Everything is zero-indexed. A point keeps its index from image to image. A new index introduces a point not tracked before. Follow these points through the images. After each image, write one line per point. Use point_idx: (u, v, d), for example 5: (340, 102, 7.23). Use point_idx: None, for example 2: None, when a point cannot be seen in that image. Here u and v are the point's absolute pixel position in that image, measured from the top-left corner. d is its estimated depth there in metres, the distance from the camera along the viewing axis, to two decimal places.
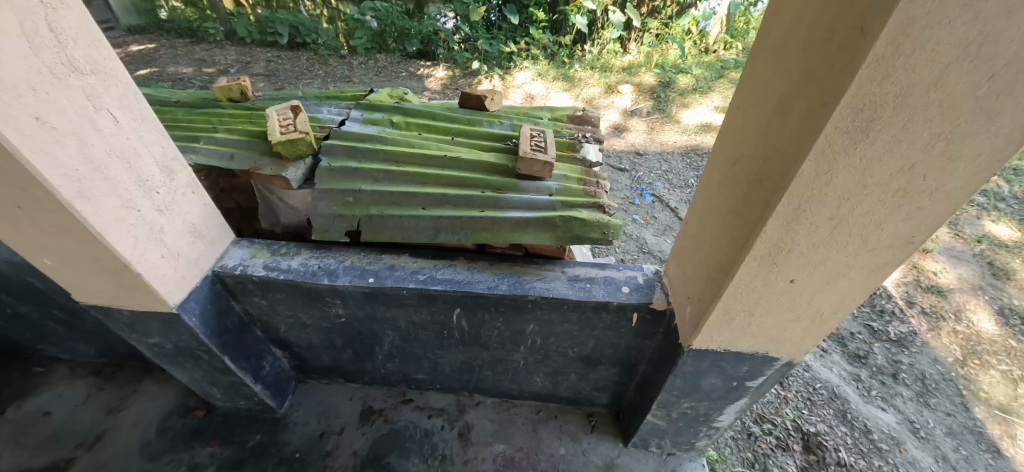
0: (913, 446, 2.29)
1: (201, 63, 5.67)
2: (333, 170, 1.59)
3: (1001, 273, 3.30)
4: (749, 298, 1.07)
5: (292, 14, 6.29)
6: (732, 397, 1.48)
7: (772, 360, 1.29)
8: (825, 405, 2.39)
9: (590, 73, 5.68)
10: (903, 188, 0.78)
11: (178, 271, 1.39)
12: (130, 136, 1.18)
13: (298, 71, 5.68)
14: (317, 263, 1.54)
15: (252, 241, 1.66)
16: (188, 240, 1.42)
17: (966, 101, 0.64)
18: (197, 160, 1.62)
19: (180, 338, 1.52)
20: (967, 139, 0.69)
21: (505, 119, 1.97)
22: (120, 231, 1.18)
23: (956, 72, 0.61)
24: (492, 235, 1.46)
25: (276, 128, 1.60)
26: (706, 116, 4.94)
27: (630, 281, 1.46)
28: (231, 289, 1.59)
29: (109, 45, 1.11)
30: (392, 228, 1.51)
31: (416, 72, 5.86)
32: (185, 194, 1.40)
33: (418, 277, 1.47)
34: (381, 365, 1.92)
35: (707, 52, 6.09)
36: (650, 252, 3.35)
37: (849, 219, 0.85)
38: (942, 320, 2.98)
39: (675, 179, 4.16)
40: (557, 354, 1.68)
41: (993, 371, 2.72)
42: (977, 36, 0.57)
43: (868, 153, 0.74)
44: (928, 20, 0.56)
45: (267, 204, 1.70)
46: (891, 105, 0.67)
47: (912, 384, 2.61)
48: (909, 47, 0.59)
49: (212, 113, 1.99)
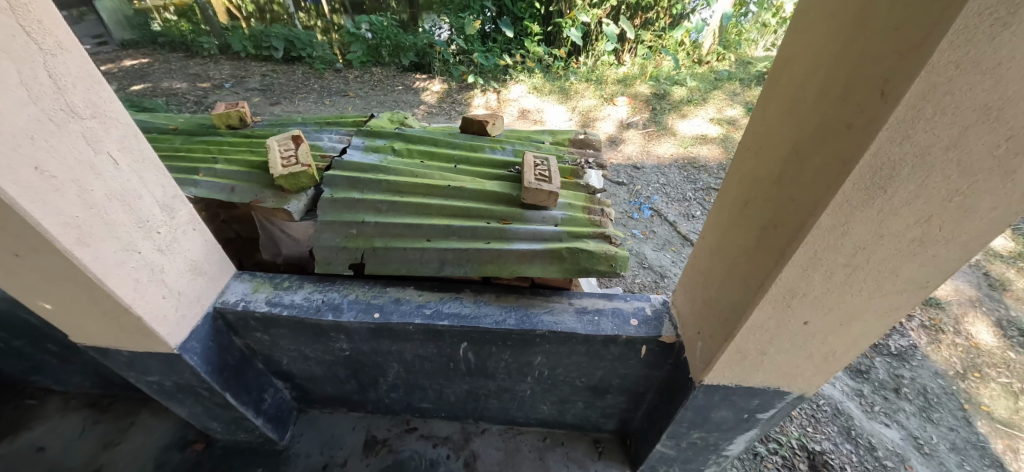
0: (918, 463, 2.28)
1: (196, 77, 5.62)
2: (336, 202, 1.57)
3: (997, 283, 3.35)
4: (763, 337, 1.09)
5: (287, 28, 6.29)
6: (743, 428, 1.47)
7: (783, 393, 1.30)
8: (829, 423, 2.38)
9: (585, 86, 5.72)
10: (918, 238, 0.82)
11: (179, 311, 1.36)
12: (131, 179, 1.15)
13: (294, 85, 5.65)
14: (321, 297, 1.52)
15: (253, 274, 1.64)
16: (188, 278, 1.39)
17: (985, 159, 0.68)
18: (196, 193, 1.60)
19: (180, 376, 1.49)
20: (984, 195, 0.73)
21: (507, 145, 1.97)
22: (121, 275, 1.15)
23: (976, 133, 0.64)
24: (499, 267, 1.44)
25: (277, 160, 1.58)
26: (702, 127, 4.98)
27: (638, 313, 1.46)
28: (233, 324, 1.57)
29: (109, 87, 1.08)
30: (397, 260, 1.49)
31: (411, 85, 5.86)
32: (186, 231, 1.37)
33: (424, 311, 1.46)
34: (385, 394, 1.89)
35: (700, 63, 6.14)
36: (650, 267, 3.35)
37: (864, 266, 0.89)
38: (941, 333, 3.01)
39: (673, 192, 4.18)
40: (564, 384, 1.66)
41: (993, 383, 2.74)
42: (996, 101, 0.60)
43: (886, 207, 0.77)
44: (949, 87, 0.59)
45: (268, 236, 1.67)
46: (909, 164, 0.70)
47: (915, 399, 2.62)
48: (930, 110, 0.62)
49: (211, 141, 1.98)
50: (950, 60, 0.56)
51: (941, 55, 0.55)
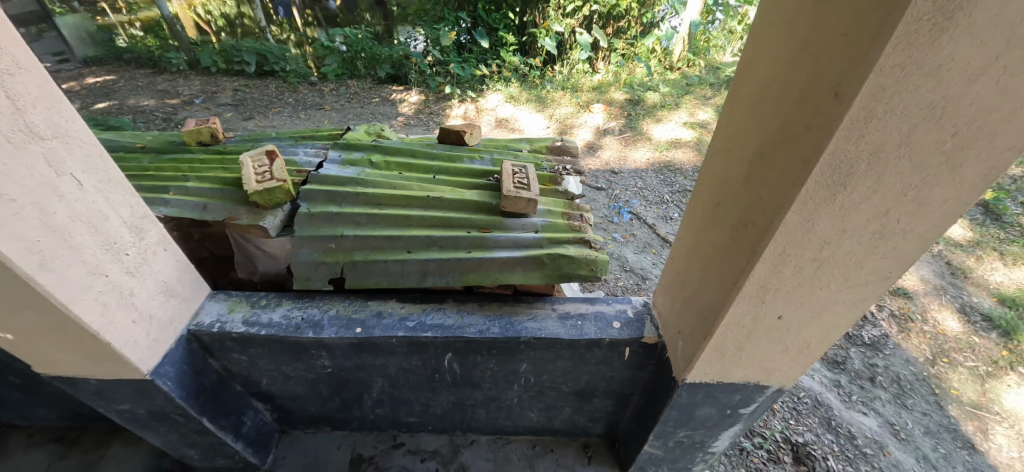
0: (896, 448, 2.36)
1: (164, 94, 5.47)
2: (313, 217, 1.54)
3: (958, 272, 3.52)
4: (740, 333, 1.12)
5: (259, 43, 6.20)
6: (727, 424, 1.50)
7: (763, 387, 1.33)
8: (810, 414, 2.44)
9: (561, 94, 5.81)
10: (879, 232, 0.87)
11: (150, 335, 1.31)
12: (97, 199, 1.11)
13: (267, 100, 5.56)
14: (301, 314, 1.49)
15: (229, 293, 1.60)
16: (160, 300, 1.34)
17: (935, 154, 0.73)
18: (167, 212, 1.55)
19: (152, 403, 1.42)
20: (935, 188, 0.78)
21: (486, 154, 1.99)
22: (88, 300, 1.10)
23: (923, 130, 0.70)
24: (481, 276, 1.45)
25: (251, 176, 1.56)
26: (676, 132, 5.11)
27: (620, 315, 1.48)
28: (209, 346, 1.52)
29: (72, 105, 1.04)
30: (378, 273, 1.48)
31: (388, 97, 5.84)
32: (156, 251, 1.33)
33: (407, 324, 1.44)
34: (370, 411, 1.86)
35: (672, 69, 6.31)
36: (631, 270, 3.40)
37: (830, 260, 0.93)
38: (910, 321, 3.13)
39: (651, 195, 4.27)
40: (551, 390, 1.66)
41: (961, 368, 2.86)
42: (940, 100, 0.66)
43: (847, 203, 0.81)
44: (896, 87, 0.64)
45: (244, 253, 1.63)
46: (866, 162, 0.75)
47: (889, 387, 2.72)
48: (880, 110, 0.67)
49: (182, 158, 1.94)
50: (895, 63, 0.60)
51: (887, 58, 0.60)
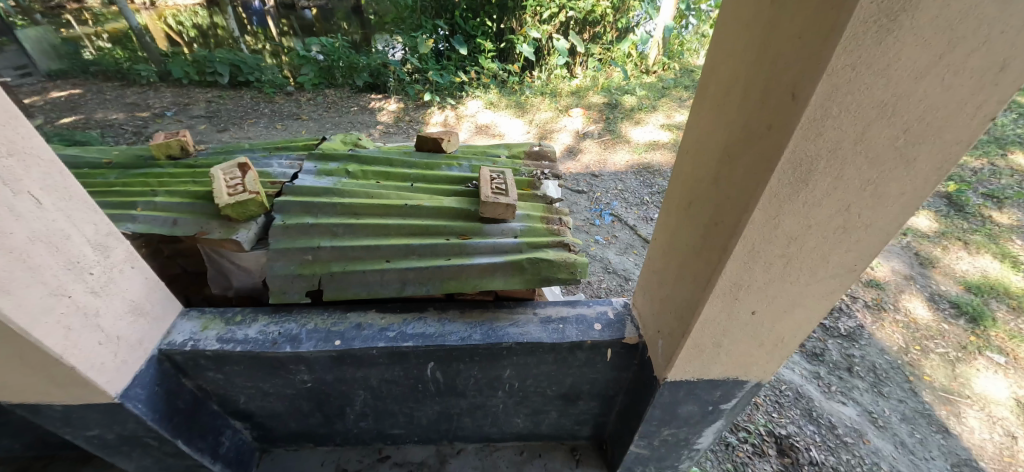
0: (874, 436, 2.43)
1: (134, 107, 5.31)
2: (288, 228, 1.51)
3: (926, 261, 3.66)
4: (716, 330, 1.14)
5: (232, 53, 6.09)
6: (709, 420, 1.52)
7: (742, 382, 1.35)
8: (792, 406, 2.49)
9: (540, 99, 5.86)
10: (842, 226, 0.90)
11: (118, 357, 1.26)
12: (57, 218, 1.07)
13: (242, 111, 5.45)
14: (277, 329, 1.46)
15: (202, 311, 1.56)
16: (128, 320, 1.29)
17: (889, 150, 0.76)
18: (134, 228, 1.51)
19: (123, 428, 1.37)
20: (891, 183, 0.82)
21: (464, 161, 1.99)
22: (50, 323, 1.05)
23: (877, 128, 0.73)
24: (461, 283, 1.44)
25: (223, 189, 1.52)
26: (654, 134, 5.20)
27: (601, 317, 1.49)
28: (182, 365, 1.47)
29: (28, 121, 1.00)
30: (356, 284, 1.46)
31: (367, 105, 5.79)
32: (122, 269, 1.28)
33: (388, 334, 1.43)
34: (353, 424, 1.82)
35: (648, 73, 6.42)
36: (614, 271, 3.42)
37: (798, 255, 0.96)
38: (883, 311, 3.24)
39: (631, 197, 4.33)
40: (536, 394, 1.66)
41: (933, 354, 2.96)
42: (890, 98, 0.69)
43: (810, 199, 0.84)
44: (848, 87, 0.66)
45: (217, 269, 1.59)
46: (825, 159, 0.77)
47: (866, 376, 2.80)
48: (835, 109, 0.69)
49: (151, 173, 1.88)
50: (846, 64, 0.63)
51: (838, 59, 0.62)
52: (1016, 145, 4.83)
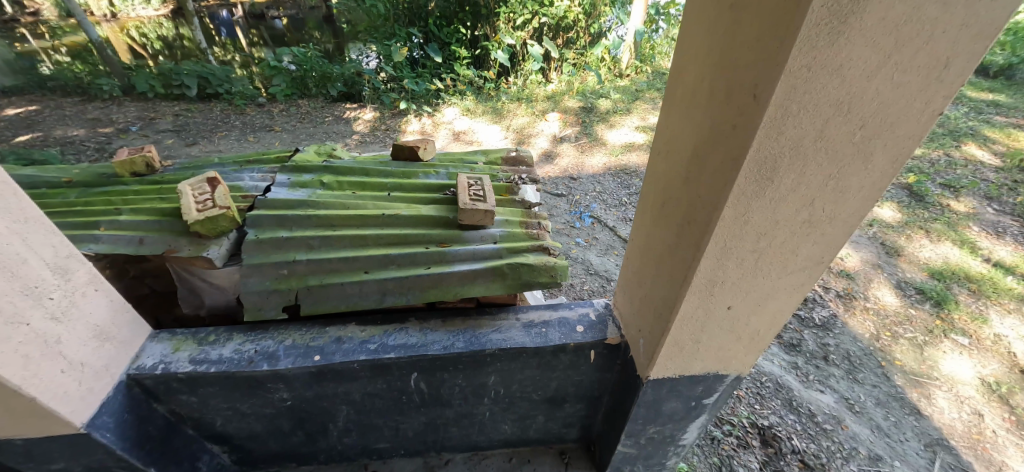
0: (851, 421, 2.51)
1: (96, 122, 5.10)
2: (262, 243, 1.48)
3: (892, 250, 3.82)
4: (694, 326, 1.16)
5: (199, 65, 5.93)
6: (693, 415, 1.55)
7: (722, 376, 1.38)
8: (773, 397, 2.55)
9: (517, 105, 5.91)
10: (808, 220, 0.93)
11: (83, 385, 1.19)
12: (11, 240, 1.00)
13: (211, 124, 5.30)
14: (253, 347, 1.42)
15: (173, 332, 1.50)
16: (92, 345, 1.23)
17: (847, 146, 0.80)
18: (97, 249, 1.44)
19: (90, 459, 1.29)
20: (850, 177, 0.86)
21: (441, 168, 1.98)
22: (7, 353, 0.98)
23: (834, 125, 0.76)
24: (442, 291, 1.43)
25: (191, 205, 1.47)
26: (629, 136, 5.29)
27: (583, 319, 1.51)
28: (153, 390, 1.41)
29: None
30: (335, 297, 1.43)
31: (342, 115, 5.72)
32: (86, 293, 1.21)
33: (369, 346, 1.40)
34: (337, 441, 1.78)
35: (621, 76, 6.55)
36: (596, 273, 3.46)
37: (768, 250, 0.99)
38: (854, 300, 3.37)
39: (609, 198, 4.39)
40: (522, 400, 1.66)
41: (902, 340, 3.08)
42: (845, 96, 0.72)
43: (776, 195, 0.87)
44: (805, 87, 0.69)
45: (187, 287, 1.53)
46: (787, 157, 0.80)
47: (841, 364, 2.89)
48: (794, 109, 0.72)
49: (114, 191, 1.81)
50: (803, 64, 0.65)
51: (795, 60, 0.65)
52: (968, 137, 5.11)
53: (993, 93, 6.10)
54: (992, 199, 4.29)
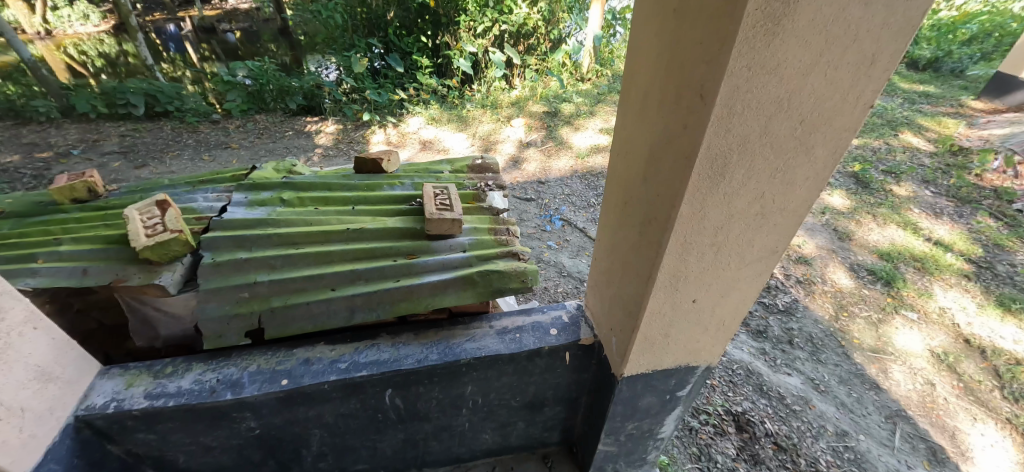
0: (818, 401, 2.63)
1: (31, 147, 4.74)
2: (219, 266, 1.41)
3: (843, 235, 4.05)
4: (663, 321, 1.19)
5: (146, 82, 5.64)
6: (668, 409, 1.58)
7: (693, 368, 1.42)
8: (744, 383, 2.65)
9: (481, 112, 5.93)
10: (760, 212, 0.98)
11: (23, 431, 1.07)
12: None
13: (162, 144, 5.05)
14: (215, 376, 1.35)
15: (126, 366, 1.41)
16: (33, 388, 1.11)
17: (790, 140, 0.84)
18: (35, 283, 1.33)
19: None
20: (796, 169, 0.90)
21: (406, 179, 1.96)
22: None
23: (777, 121, 0.80)
24: (413, 304, 1.41)
25: (140, 231, 1.38)
26: (594, 138, 5.41)
27: (556, 322, 1.52)
28: (105, 430, 1.31)
29: None
30: (300, 317, 1.38)
31: (302, 129, 5.57)
32: (22, 332, 1.08)
33: (339, 366, 1.36)
34: (312, 467, 1.70)
35: (583, 80, 6.69)
36: (569, 274, 3.50)
37: (727, 242, 1.03)
38: (812, 284, 3.55)
39: (578, 200, 4.46)
40: (501, 407, 1.65)
41: (858, 319, 3.27)
42: (784, 94, 0.76)
43: (729, 190, 0.91)
44: (747, 86, 0.73)
45: (140, 318, 1.44)
46: (736, 153, 0.84)
47: (805, 346, 3.04)
48: (739, 107, 0.76)
49: (52, 220, 1.69)
50: (743, 65, 0.69)
51: (736, 62, 0.68)
52: (904, 127, 5.50)
53: (923, 85, 6.60)
54: (928, 183, 4.63)
